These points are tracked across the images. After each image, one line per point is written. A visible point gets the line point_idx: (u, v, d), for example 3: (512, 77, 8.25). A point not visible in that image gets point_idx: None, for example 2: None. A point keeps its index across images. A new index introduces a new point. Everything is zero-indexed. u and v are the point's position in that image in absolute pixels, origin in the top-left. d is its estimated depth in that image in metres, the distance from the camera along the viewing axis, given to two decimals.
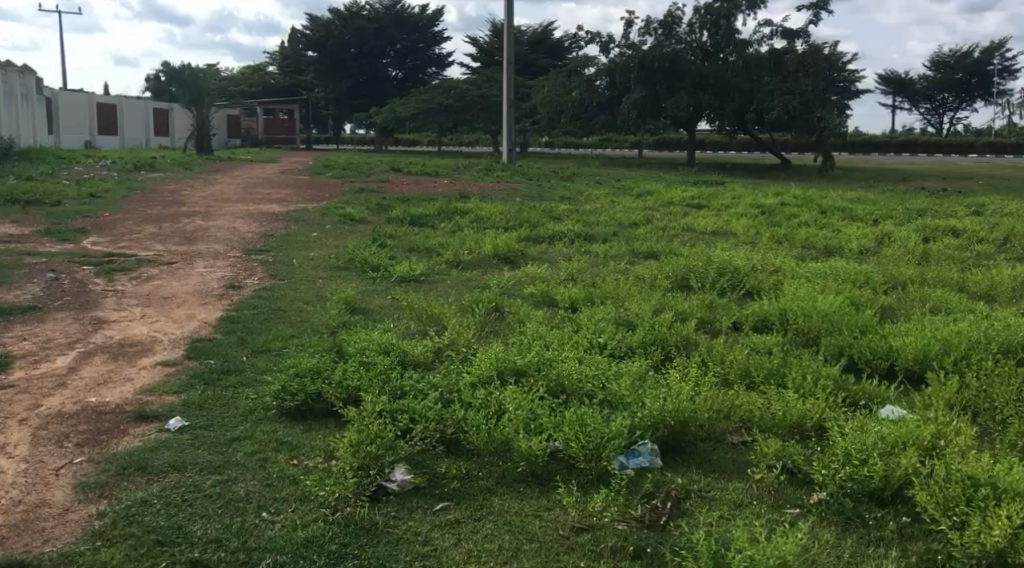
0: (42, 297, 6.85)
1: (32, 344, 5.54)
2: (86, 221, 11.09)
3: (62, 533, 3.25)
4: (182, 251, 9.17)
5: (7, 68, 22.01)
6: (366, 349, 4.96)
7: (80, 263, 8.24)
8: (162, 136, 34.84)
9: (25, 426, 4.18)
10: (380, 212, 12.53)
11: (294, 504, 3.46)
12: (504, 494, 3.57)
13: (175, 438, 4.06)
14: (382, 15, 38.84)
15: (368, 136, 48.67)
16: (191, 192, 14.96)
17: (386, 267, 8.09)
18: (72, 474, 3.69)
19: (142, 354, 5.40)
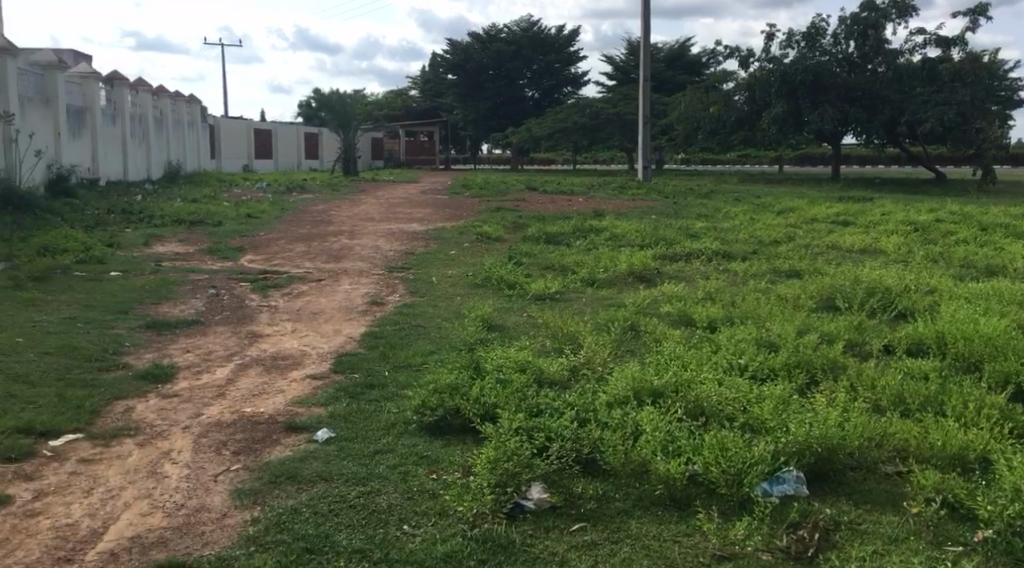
0: (204, 312, 7.27)
1: (194, 356, 5.88)
2: (243, 240, 11.72)
3: (219, 537, 3.40)
4: (329, 268, 9.55)
5: (177, 98, 23.62)
6: (503, 366, 5.02)
7: (239, 280, 8.72)
8: (311, 158, 36.49)
9: (188, 433, 4.44)
10: (517, 230, 12.67)
11: (434, 519, 3.51)
12: (641, 518, 3.51)
13: (322, 449, 4.22)
14: (519, 37, 39.68)
15: (506, 155, 49.38)
16: (337, 212, 15.57)
17: (522, 285, 8.16)
18: (229, 481, 3.88)
19: (293, 367, 5.66)
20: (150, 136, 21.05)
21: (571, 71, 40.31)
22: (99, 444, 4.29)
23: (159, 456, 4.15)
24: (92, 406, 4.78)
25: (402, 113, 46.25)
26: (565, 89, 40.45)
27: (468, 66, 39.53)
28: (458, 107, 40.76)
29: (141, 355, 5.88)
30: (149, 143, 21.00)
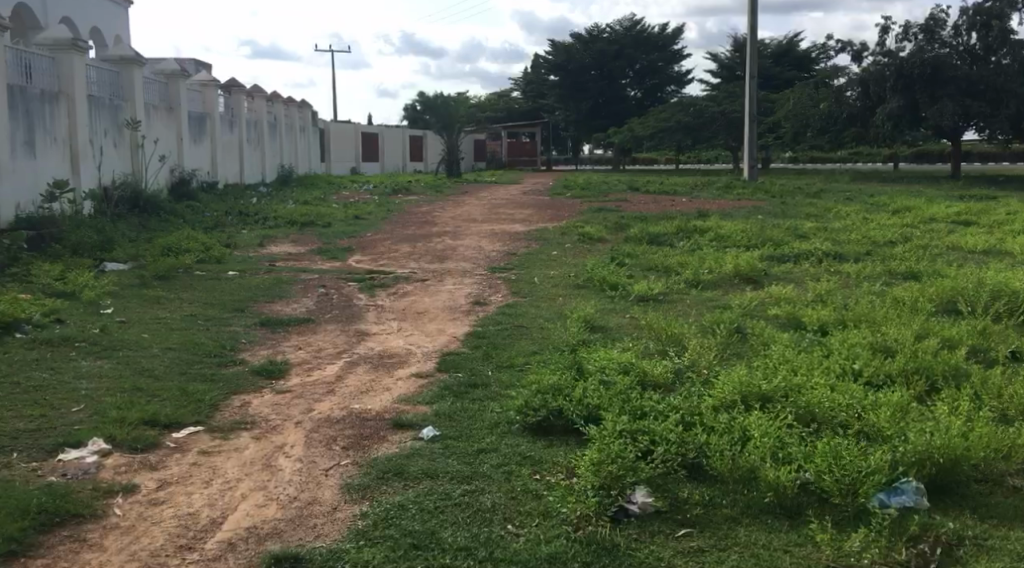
0: (314, 311, 7.49)
1: (306, 353, 6.06)
2: (351, 241, 12.01)
3: (330, 530, 3.48)
4: (433, 268, 9.68)
5: (290, 104, 24.42)
6: (606, 368, 4.98)
7: (347, 279, 8.93)
8: (416, 160, 37.13)
9: (300, 428, 4.57)
10: (619, 230, 12.57)
11: (537, 519, 3.51)
12: (750, 525, 3.42)
13: (427, 446, 4.28)
14: (622, 36, 39.48)
15: (607, 155, 49.11)
16: (441, 213, 15.78)
17: (625, 286, 8.08)
18: (339, 476, 3.98)
19: (400, 365, 5.76)
20: (264, 140, 21.83)
21: (674, 70, 39.73)
22: (218, 437, 4.46)
23: (273, 449, 4.29)
24: (212, 400, 4.98)
25: (504, 115, 46.55)
26: (668, 88, 39.92)
27: (571, 66, 39.59)
28: (560, 108, 40.76)
29: (256, 351, 6.09)
30: (263, 147, 21.77)
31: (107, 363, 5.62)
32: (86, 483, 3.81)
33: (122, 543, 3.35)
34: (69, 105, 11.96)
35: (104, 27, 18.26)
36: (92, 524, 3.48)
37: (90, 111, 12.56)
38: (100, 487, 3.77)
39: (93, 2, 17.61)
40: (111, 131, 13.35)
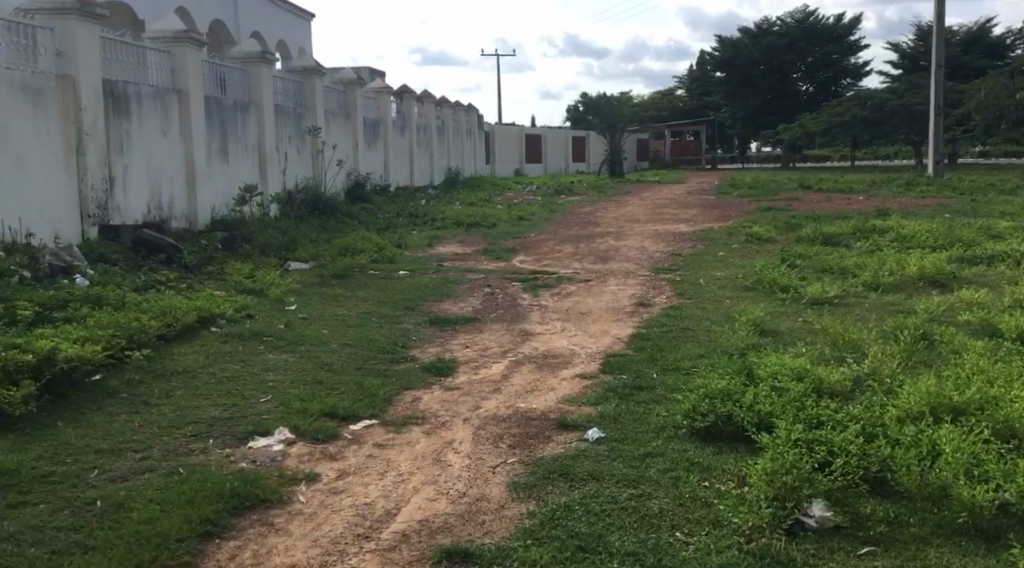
0: (480, 310, 7.62)
1: (473, 351, 6.18)
2: (516, 241, 12.18)
3: (498, 527, 3.52)
4: (597, 269, 9.65)
5: (457, 108, 25.06)
6: (778, 374, 4.79)
7: (511, 279, 9.05)
8: (579, 161, 37.21)
9: (468, 425, 4.66)
10: (790, 230, 12.11)
11: (707, 528, 3.41)
12: (941, 547, 3.19)
13: (592, 448, 4.26)
14: (792, 29, 38.06)
15: (776, 153, 47.47)
16: (606, 213, 15.72)
17: (797, 289, 7.77)
18: (506, 473, 4.03)
19: (564, 365, 5.77)
20: (433, 143, 22.48)
21: (851, 62, 37.94)
22: (392, 430, 4.62)
23: (443, 445, 4.39)
24: (386, 394, 5.16)
25: (669, 114, 45.90)
26: (843, 81, 38.04)
27: (738, 62, 38.50)
28: (727, 105, 39.77)
29: (426, 349, 6.27)
30: (432, 150, 22.42)
31: (290, 356, 5.94)
32: (272, 470, 4.04)
33: (305, 529, 3.51)
34: (258, 114, 12.74)
35: (289, 39, 19.34)
36: (278, 509, 3.67)
37: (276, 119, 13.35)
38: (285, 475, 3.98)
39: (279, 16, 18.69)
40: (295, 138, 14.13)
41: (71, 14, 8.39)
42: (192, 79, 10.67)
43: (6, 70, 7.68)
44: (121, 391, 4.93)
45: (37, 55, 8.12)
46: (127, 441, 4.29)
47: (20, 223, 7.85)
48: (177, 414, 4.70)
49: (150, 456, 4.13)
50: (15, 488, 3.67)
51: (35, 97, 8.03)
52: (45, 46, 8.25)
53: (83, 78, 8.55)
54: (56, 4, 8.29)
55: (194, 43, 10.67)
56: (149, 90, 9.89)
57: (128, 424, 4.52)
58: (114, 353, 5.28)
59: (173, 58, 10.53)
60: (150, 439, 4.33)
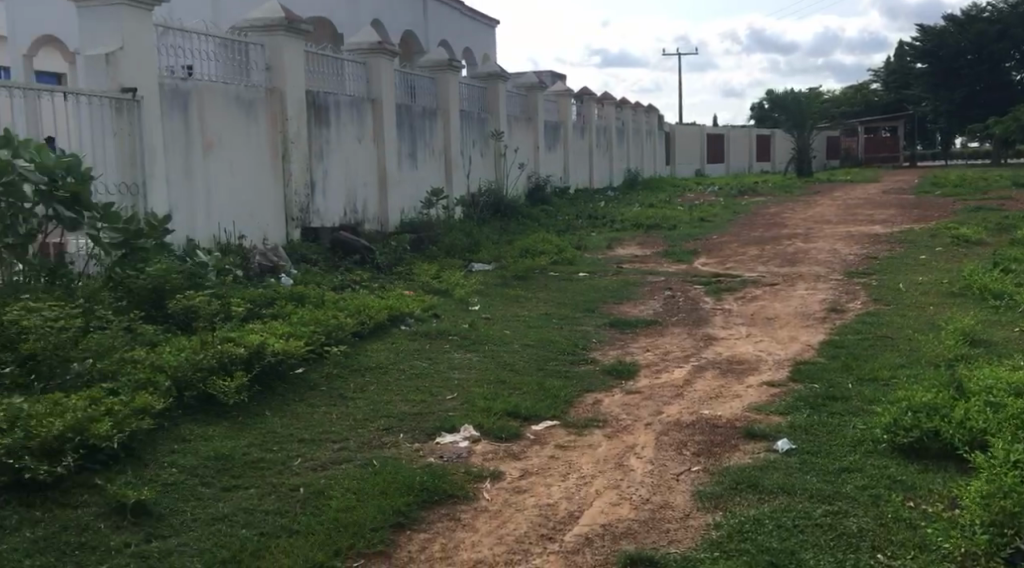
0: (661, 313, 7.52)
1: (654, 355, 6.11)
2: (699, 243, 11.93)
3: (684, 537, 3.44)
4: (784, 272, 9.29)
5: (637, 109, 24.91)
6: (992, 388, 4.41)
7: (694, 282, 8.87)
8: (764, 161, 36.02)
9: (650, 430, 4.61)
10: (1001, 232, 11.18)
11: (913, 552, 3.20)
12: None
13: (783, 459, 4.09)
14: (1006, 14, 35.21)
15: (984, 148, 44.03)
16: (794, 214, 15.11)
17: (1011, 295, 7.15)
18: (691, 482, 3.94)
19: (750, 372, 5.58)
20: (613, 145, 22.44)
21: None
22: (573, 432, 4.63)
23: (625, 449, 4.36)
24: (567, 396, 5.18)
25: (862, 109, 43.60)
26: None
27: (941, 52, 36.06)
28: (928, 98, 37.30)
29: (607, 351, 6.25)
30: (612, 151, 22.39)
31: (474, 356, 6.09)
32: (458, 466, 4.14)
33: (491, 526, 3.58)
34: (445, 119, 13.17)
35: (475, 46, 19.86)
36: (465, 505, 3.76)
37: (462, 124, 13.75)
38: (471, 471, 4.07)
39: (466, 24, 19.23)
40: (479, 142, 14.49)
41: (279, 30, 8.97)
42: (385, 88, 11.15)
43: (224, 85, 8.32)
44: (320, 385, 5.22)
45: (250, 70, 8.75)
46: (325, 432, 4.53)
47: (234, 226, 8.49)
48: (370, 409, 4.92)
49: (346, 447, 4.35)
50: (230, 471, 3.96)
51: (248, 109, 8.66)
52: (256, 61, 8.87)
53: (289, 89, 9.13)
54: (266, 22, 8.89)
55: (387, 54, 11.15)
56: (346, 99, 10.43)
57: (327, 415, 4.78)
58: (315, 348, 5.60)
59: (367, 68, 11.05)
60: (346, 431, 4.56)
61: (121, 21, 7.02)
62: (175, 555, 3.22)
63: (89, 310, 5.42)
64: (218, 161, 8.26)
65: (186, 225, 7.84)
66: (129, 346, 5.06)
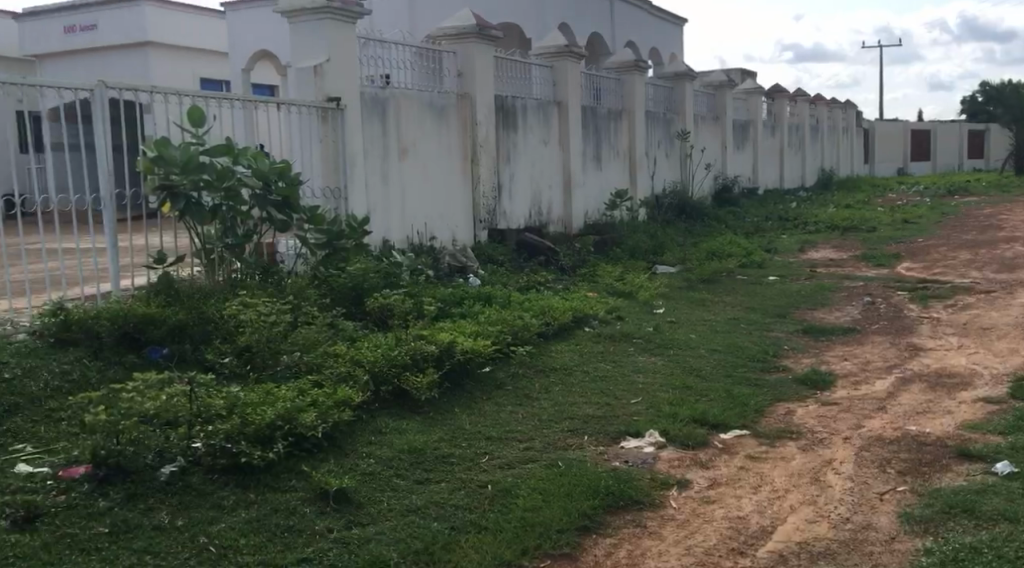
0: (861, 320, 7.12)
1: (852, 364, 5.79)
2: (902, 247, 11.20)
3: (889, 561, 3.23)
4: (1001, 279, 8.57)
5: (834, 106, 23.81)
6: None
7: (897, 288, 8.34)
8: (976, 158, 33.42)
9: (850, 444, 4.36)
10: None
11: None
12: None
13: (1003, 484, 3.75)
14: None
15: None
16: (1011, 215, 13.91)
17: None
18: (896, 502, 3.70)
19: (962, 387, 5.17)
20: (806, 143, 21.55)
21: None
22: (764, 443, 4.46)
23: (821, 464, 4.15)
24: (758, 405, 5.00)
25: None
26: None
27: None
28: None
29: (800, 359, 5.99)
30: (806, 150, 21.49)
31: (659, 359, 6.00)
32: (644, 471, 4.08)
33: (679, 536, 3.50)
34: (630, 121, 13.08)
35: (662, 46, 19.63)
36: (651, 513, 3.70)
37: (648, 125, 13.61)
38: (658, 478, 4.00)
39: (653, 24, 19.04)
40: (664, 143, 14.30)
41: (470, 38, 9.20)
42: (572, 90, 11.21)
43: (419, 92, 8.64)
44: (506, 384, 5.32)
45: (442, 77, 9.04)
46: (511, 430, 4.60)
47: (426, 228, 8.81)
48: (556, 409, 4.94)
49: (532, 447, 4.39)
50: (422, 465, 4.09)
51: (440, 114, 8.95)
52: (449, 68, 9.15)
53: (479, 94, 9.35)
54: (459, 30, 9.15)
55: (574, 56, 11.21)
56: (533, 103, 10.58)
57: (513, 414, 4.85)
58: (502, 348, 5.70)
59: (554, 72, 11.15)
60: (533, 431, 4.61)
61: (327, 33, 7.44)
62: (372, 543, 3.37)
63: (295, 306, 5.78)
64: (412, 165, 8.59)
65: (382, 227, 8.21)
66: (330, 340, 5.35)
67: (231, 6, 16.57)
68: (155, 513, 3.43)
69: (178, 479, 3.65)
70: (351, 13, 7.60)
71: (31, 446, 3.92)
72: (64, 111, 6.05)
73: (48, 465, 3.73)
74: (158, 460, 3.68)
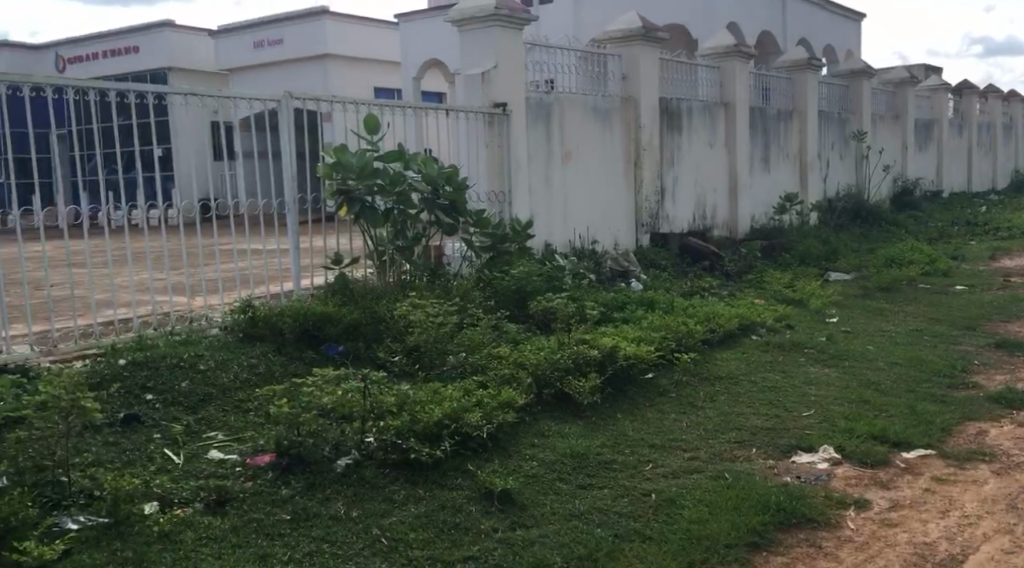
0: None
1: None
2: None
3: None
4: None
5: None
6: None
7: None
8: None
9: None
10: None
11: None
12: None
13: None
14: None
15: None
16: None
17: None
18: None
19: None
20: (997, 143, 20.05)
21: None
22: (952, 465, 4.18)
23: (1018, 490, 3.84)
24: (945, 423, 4.68)
25: None
26: None
27: None
28: None
29: (992, 376, 5.56)
30: (996, 150, 20.02)
31: (833, 372, 5.72)
32: (818, 489, 3.90)
33: (857, 559, 3.32)
34: (801, 122, 12.60)
35: (838, 43, 18.78)
36: (827, 533, 3.53)
37: (820, 125, 13.06)
38: (833, 496, 3.82)
39: (829, 20, 18.25)
40: (838, 144, 13.67)
41: (636, 40, 9.12)
42: (740, 91, 10.91)
43: (583, 96, 8.64)
44: (670, 391, 5.22)
45: (607, 80, 9.01)
46: (676, 439, 4.51)
47: (588, 232, 8.80)
48: (721, 419, 4.81)
49: (697, 457, 4.29)
50: (584, 470, 4.08)
51: (603, 118, 8.93)
52: (613, 71, 9.12)
53: (644, 97, 9.26)
54: (625, 32, 9.10)
55: (743, 56, 10.90)
56: (699, 105, 10.37)
57: (678, 422, 4.76)
58: (666, 354, 5.60)
59: (721, 73, 10.88)
60: (697, 441, 4.50)
61: (495, 40, 7.57)
62: (536, 546, 3.38)
63: (461, 308, 5.90)
64: (575, 170, 8.61)
65: (544, 231, 8.27)
66: (495, 342, 5.42)
67: (404, 17, 17.18)
68: (331, 503, 3.58)
69: (353, 471, 3.80)
70: (519, 19, 7.70)
71: (222, 434, 4.19)
72: (252, 121, 6.44)
73: (237, 452, 3.98)
74: (334, 452, 3.85)
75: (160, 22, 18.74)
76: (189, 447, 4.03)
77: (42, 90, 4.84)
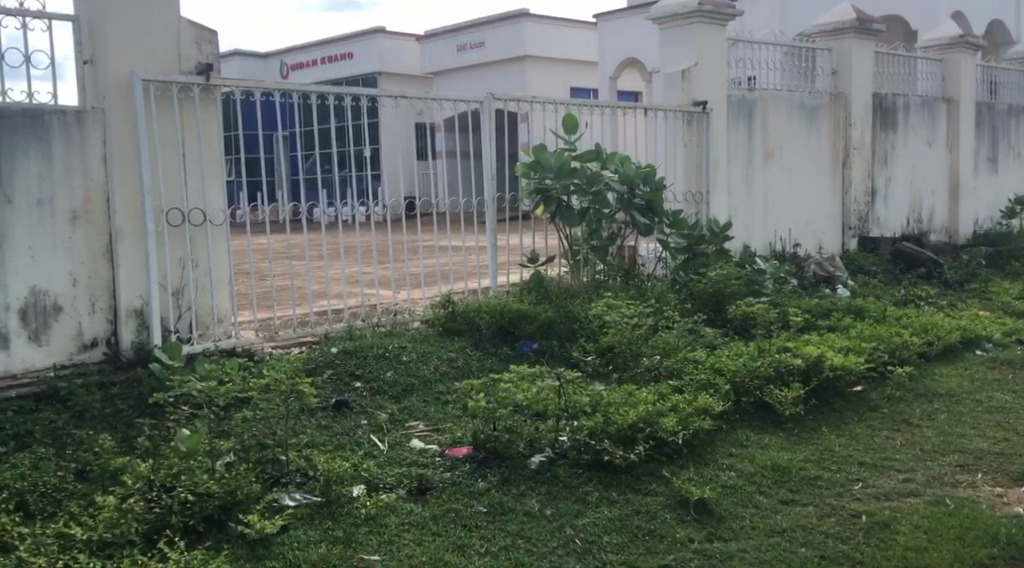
0: None
1: None
2: None
3: None
4: None
5: None
6: None
7: None
8: None
9: None
10: None
11: None
12: None
13: None
14: None
15: None
16: None
17: None
18: None
19: None
20: None
21: None
22: None
23: None
24: None
25: None
26: None
27: None
28: None
29: None
30: None
31: None
32: None
33: None
34: None
35: None
36: None
37: None
38: None
39: None
40: None
41: (848, 33, 8.63)
42: (965, 85, 10.08)
43: (789, 93, 8.29)
44: (881, 406, 4.89)
45: (815, 76, 8.60)
46: (888, 458, 4.22)
47: (790, 235, 8.44)
48: (941, 440, 4.44)
49: (912, 479, 3.99)
50: (787, 485, 3.89)
51: (811, 116, 8.52)
52: (822, 67, 8.69)
53: (856, 94, 8.75)
54: (837, 25, 8.63)
55: (970, 47, 10.05)
56: (917, 101, 9.69)
57: (891, 441, 4.45)
58: (876, 367, 5.25)
59: (944, 65, 10.10)
60: (912, 461, 4.19)
61: (697, 37, 7.38)
62: (735, 560, 3.25)
63: (658, 311, 5.81)
64: (778, 170, 8.28)
65: (744, 233, 8.02)
66: (691, 346, 5.28)
67: (603, 17, 17.17)
68: (526, 499, 3.62)
69: (548, 469, 3.83)
70: (725, 15, 7.48)
71: (422, 424, 4.33)
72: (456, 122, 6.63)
73: (436, 443, 4.10)
74: (529, 449, 3.89)
75: (372, 29, 19.77)
76: (392, 434, 4.20)
77: (270, 94, 5.20)
